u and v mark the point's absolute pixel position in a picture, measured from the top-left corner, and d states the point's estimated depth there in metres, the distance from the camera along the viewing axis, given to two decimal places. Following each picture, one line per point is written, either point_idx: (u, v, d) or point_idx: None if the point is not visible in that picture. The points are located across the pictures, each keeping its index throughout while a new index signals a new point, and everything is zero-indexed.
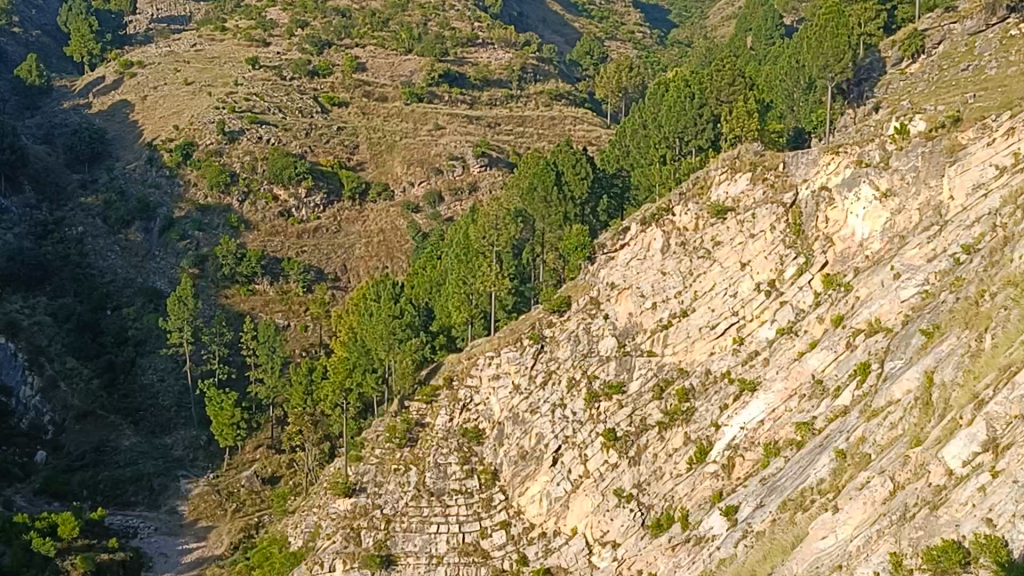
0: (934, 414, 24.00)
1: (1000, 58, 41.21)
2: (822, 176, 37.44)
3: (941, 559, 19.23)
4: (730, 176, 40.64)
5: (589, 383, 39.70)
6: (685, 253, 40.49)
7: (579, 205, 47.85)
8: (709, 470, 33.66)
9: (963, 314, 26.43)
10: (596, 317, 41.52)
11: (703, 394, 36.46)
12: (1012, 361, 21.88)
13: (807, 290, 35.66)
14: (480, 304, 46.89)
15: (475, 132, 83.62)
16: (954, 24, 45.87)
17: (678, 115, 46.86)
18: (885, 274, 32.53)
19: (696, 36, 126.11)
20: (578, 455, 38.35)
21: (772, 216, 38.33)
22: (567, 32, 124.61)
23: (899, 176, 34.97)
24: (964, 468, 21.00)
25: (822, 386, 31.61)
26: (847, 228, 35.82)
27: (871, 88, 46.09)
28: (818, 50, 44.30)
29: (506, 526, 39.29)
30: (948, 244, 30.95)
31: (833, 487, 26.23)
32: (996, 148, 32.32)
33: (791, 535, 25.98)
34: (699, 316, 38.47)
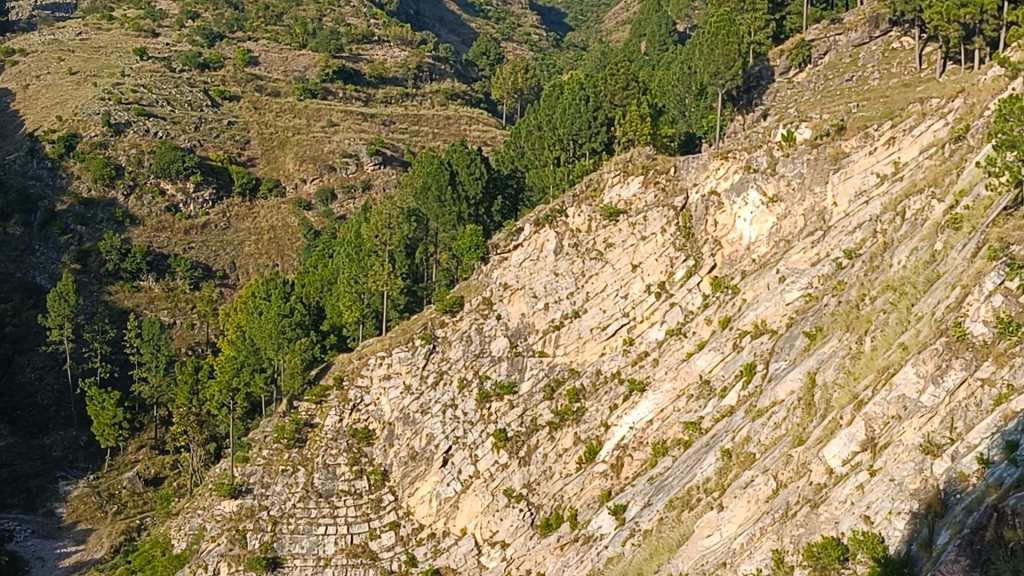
0: (816, 414, 24.62)
1: (882, 70, 42.91)
2: (712, 180, 38.05)
3: (820, 556, 19.71)
4: (622, 178, 41.12)
5: (480, 383, 39.64)
6: (577, 255, 40.77)
7: (473, 206, 47.85)
8: (598, 470, 33.89)
9: (845, 318, 27.23)
10: (488, 317, 41.43)
11: (593, 394, 36.80)
12: (890, 363, 22.84)
13: (696, 293, 36.25)
14: (371, 304, 46.23)
15: (369, 130, 82.92)
16: (839, 34, 47.15)
17: (572, 118, 46.96)
18: (770, 278, 33.27)
19: (591, 40, 127.22)
20: (468, 455, 38.30)
21: (662, 219, 38.88)
22: (464, 32, 124.40)
23: (785, 182, 35.78)
24: (843, 467, 21.71)
25: (709, 386, 32.10)
26: (735, 233, 36.61)
27: (759, 96, 46.78)
28: (709, 57, 44.85)
29: (396, 526, 38.93)
30: (831, 248, 31.86)
31: (719, 486, 26.54)
32: (878, 156, 33.44)
33: (677, 533, 26.34)
34: (589, 317, 38.81)
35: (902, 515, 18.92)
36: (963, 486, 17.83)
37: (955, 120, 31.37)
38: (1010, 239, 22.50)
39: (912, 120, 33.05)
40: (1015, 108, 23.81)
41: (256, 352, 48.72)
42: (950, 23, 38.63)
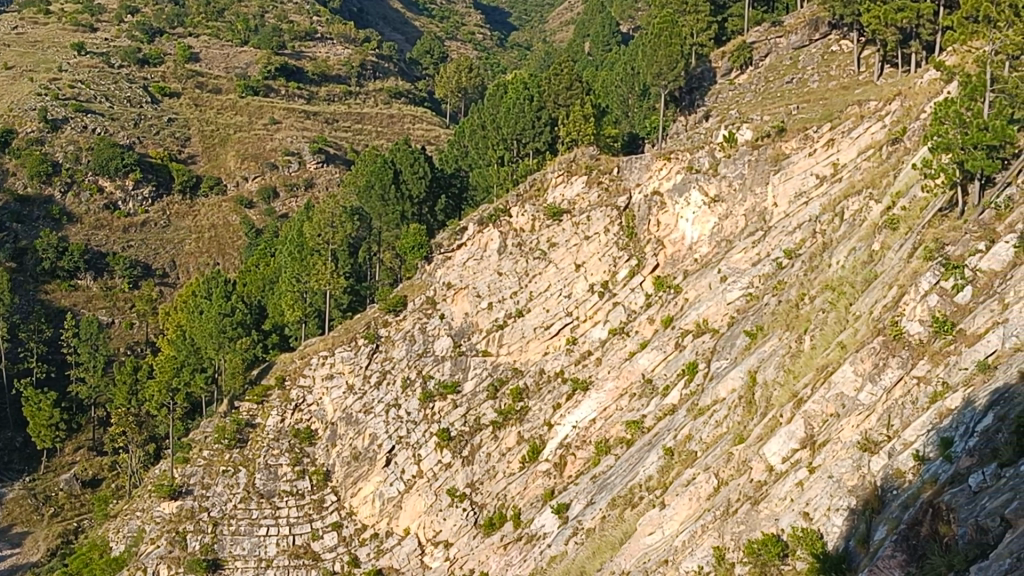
0: (756, 412, 24.91)
1: (822, 73, 43.53)
2: (655, 180, 38.31)
3: (761, 553, 19.91)
4: (566, 178, 41.25)
5: (424, 383, 39.49)
6: (521, 254, 40.81)
7: (416, 205, 47.65)
8: (541, 469, 33.93)
9: (785, 317, 27.58)
10: (431, 317, 41.32)
11: (536, 393, 36.87)
12: (828, 362, 23.18)
13: (639, 292, 36.49)
14: (314, 303, 46.26)
15: (312, 128, 82.31)
16: (779, 37, 47.70)
17: (516, 118, 46.85)
18: (712, 277, 33.56)
19: (535, 40, 127.47)
20: (412, 455, 38.18)
21: (605, 219, 39.04)
22: (407, 30, 123.85)
23: (727, 183, 36.16)
24: (783, 464, 21.99)
25: (651, 385, 32.33)
26: (677, 232, 36.91)
27: (701, 96, 47.04)
28: (652, 57, 45.10)
29: (338, 527, 38.69)
30: (771, 248, 32.24)
31: (661, 484, 26.69)
32: (817, 158, 33.93)
33: (620, 531, 26.48)
34: (533, 316, 38.86)
35: (840, 511, 19.20)
36: (900, 483, 18.11)
37: (892, 123, 31.97)
38: (944, 240, 23.03)
39: (850, 123, 33.67)
40: (950, 111, 24.47)
41: (196, 352, 47.97)
42: (888, 27, 39.27)
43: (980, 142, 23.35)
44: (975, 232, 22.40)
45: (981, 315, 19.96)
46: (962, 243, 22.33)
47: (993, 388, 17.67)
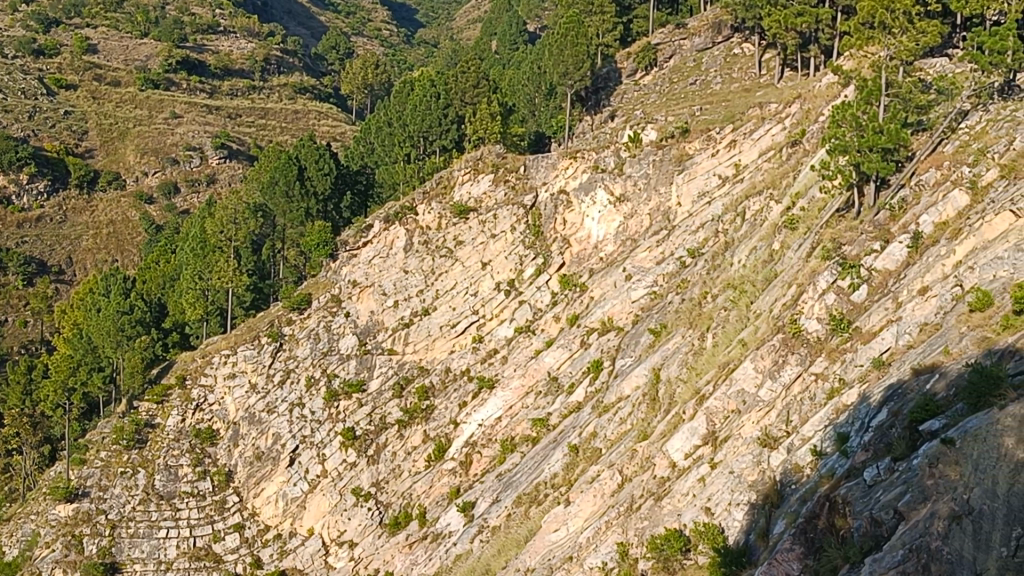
0: (660, 409, 25.24)
1: (725, 75, 44.30)
2: (561, 179, 38.51)
3: (663, 548, 20.05)
4: (472, 176, 41.17)
5: (328, 381, 39.09)
6: (427, 252, 40.61)
7: (321, 201, 47.22)
8: (447, 467, 33.81)
9: (688, 315, 28.01)
10: (336, 315, 40.95)
11: (442, 392, 36.74)
12: (730, 360, 23.62)
13: (545, 291, 36.72)
14: (216, 301, 45.68)
15: (215, 122, 80.90)
16: (683, 39, 48.40)
17: (423, 115, 46.71)
18: (617, 275, 33.87)
19: (442, 37, 127.25)
20: (315, 455, 37.76)
21: (512, 217, 39.15)
22: (313, 24, 122.35)
23: (632, 182, 36.47)
24: (685, 460, 22.29)
25: (557, 383, 32.48)
26: (583, 231, 37.16)
27: (607, 97, 47.33)
28: (559, 57, 45.34)
29: (240, 528, 37.96)
30: (675, 247, 32.69)
31: (566, 481, 26.83)
32: (719, 158, 34.51)
33: (525, 528, 26.52)
34: (439, 315, 38.74)
35: (741, 506, 19.53)
36: (798, 477, 18.50)
37: (792, 125, 32.80)
38: (841, 239, 23.60)
39: (751, 124, 34.36)
40: (847, 114, 25.02)
41: (93, 351, 46.96)
42: (788, 31, 40.04)
43: (876, 145, 24.02)
44: (871, 233, 23.07)
45: (876, 313, 20.66)
46: (859, 243, 22.95)
47: (888, 385, 18.21)
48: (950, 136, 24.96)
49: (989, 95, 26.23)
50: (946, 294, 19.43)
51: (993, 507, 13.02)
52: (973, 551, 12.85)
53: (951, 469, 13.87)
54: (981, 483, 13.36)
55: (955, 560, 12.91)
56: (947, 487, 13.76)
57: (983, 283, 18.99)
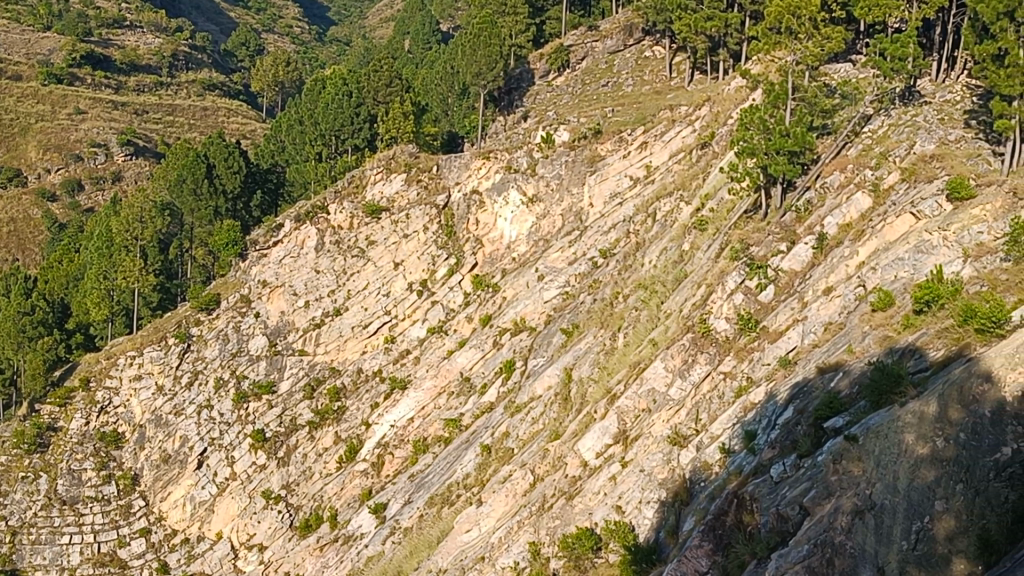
0: (572, 409, 25.40)
1: (636, 77, 44.73)
2: (474, 180, 38.49)
3: (575, 547, 20.10)
4: (385, 176, 40.90)
5: (237, 383, 38.55)
6: (339, 252, 40.24)
7: (230, 200, 46.50)
8: (358, 469, 33.37)
9: (600, 315, 28.25)
10: (246, 315, 40.41)
11: (354, 393, 36.44)
12: (641, 359, 23.93)
13: (457, 291, 36.67)
14: (121, 300, 44.69)
15: (120, 119, 79.18)
16: (595, 41, 48.76)
17: (334, 113, 46.24)
18: (530, 276, 33.97)
19: (354, 35, 126.49)
20: (224, 457, 37.09)
21: (424, 217, 38.99)
22: (222, 20, 120.25)
23: (545, 183, 36.66)
24: (597, 459, 22.45)
25: (469, 383, 32.45)
26: (495, 231, 37.26)
27: (520, 97, 47.40)
28: (472, 57, 45.23)
29: (146, 533, 37.04)
30: (587, 248, 32.93)
31: (478, 482, 26.73)
32: (631, 160, 34.91)
33: (437, 529, 26.38)
34: (351, 315, 38.42)
35: (651, 504, 19.70)
36: (707, 475, 18.75)
37: (701, 128, 33.45)
38: (749, 240, 23.99)
39: (662, 127, 34.84)
40: (755, 117, 25.35)
41: None
42: (697, 35, 40.49)
43: (782, 148, 24.37)
44: (778, 233, 23.44)
45: (783, 313, 21.03)
46: (766, 244, 23.31)
47: (794, 383, 18.55)
48: (853, 139, 25.65)
49: (891, 100, 27.09)
50: (849, 293, 19.90)
51: (894, 502, 13.34)
52: (875, 545, 13.16)
53: (855, 466, 14.19)
54: (883, 478, 13.69)
55: (858, 554, 13.21)
56: (851, 482, 14.08)
57: (885, 283, 19.55)
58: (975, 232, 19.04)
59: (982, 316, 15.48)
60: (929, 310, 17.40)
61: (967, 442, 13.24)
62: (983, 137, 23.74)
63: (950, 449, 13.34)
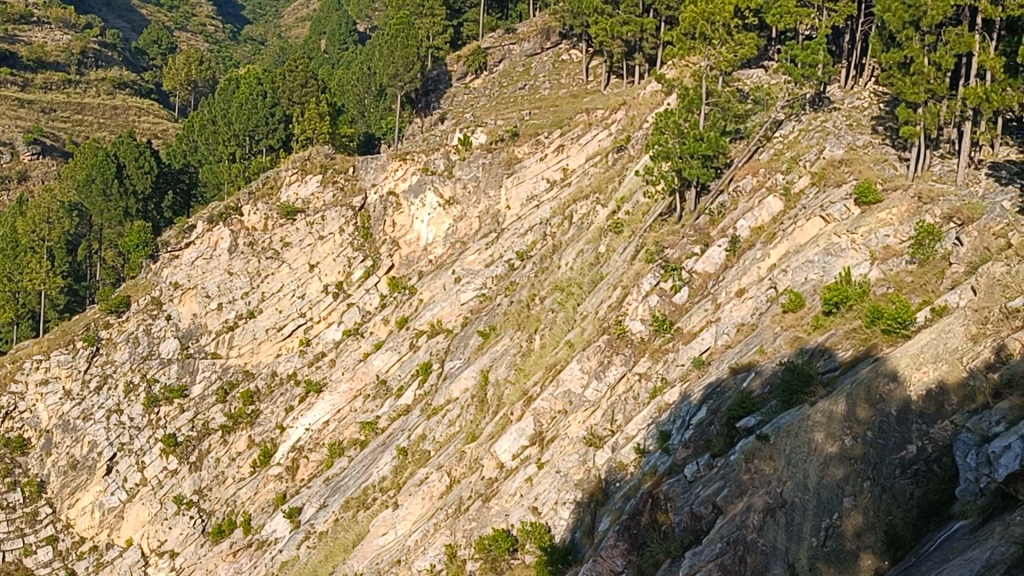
0: (488, 411, 25.41)
1: (553, 80, 44.95)
2: (390, 181, 38.25)
3: (491, 548, 20.11)
4: (300, 177, 40.47)
5: (148, 387, 37.86)
6: (253, 254, 39.72)
7: (141, 200, 45.68)
8: (272, 473, 32.84)
9: (516, 317, 28.32)
10: (157, 318, 39.66)
11: (268, 396, 36.01)
12: (556, 361, 24.10)
13: (374, 293, 36.50)
14: (27, 303, 43.55)
15: (27, 117, 77.08)
16: (512, 44, 49.16)
17: (248, 113, 45.56)
18: (446, 278, 33.93)
19: (269, 35, 125.13)
20: (135, 463, 36.32)
21: (340, 219, 38.63)
22: (133, 16, 117.58)
23: (461, 185, 36.62)
24: (513, 461, 22.49)
25: (385, 386, 32.25)
26: (412, 233, 37.06)
27: (437, 99, 47.13)
28: (388, 58, 44.82)
29: (53, 541, 35.86)
30: (504, 250, 33.07)
31: (394, 484, 26.44)
32: (548, 162, 35.13)
33: (353, 533, 26.03)
34: (265, 317, 37.97)
35: (567, 505, 19.78)
36: (623, 475, 18.87)
37: (617, 131, 33.84)
38: (664, 242, 24.19)
39: (579, 130, 35.24)
40: (670, 122, 25.56)
41: None
42: (614, 39, 40.86)
43: (696, 151, 24.70)
44: (692, 237, 23.69)
45: (696, 314, 21.30)
46: (681, 247, 23.56)
47: (707, 384, 18.78)
48: (766, 144, 26.11)
49: (801, 106, 27.83)
50: (761, 295, 20.23)
51: (805, 500, 13.57)
52: (786, 542, 13.32)
53: (766, 464, 14.42)
54: (794, 476, 13.92)
55: (770, 551, 13.37)
56: (762, 481, 14.29)
57: (795, 285, 19.86)
58: (882, 235, 19.58)
59: (888, 317, 15.87)
60: (838, 312, 17.80)
61: (874, 440, 13.59)
62: (888, 143, 24.56)
63: (858, 447, 13.65)
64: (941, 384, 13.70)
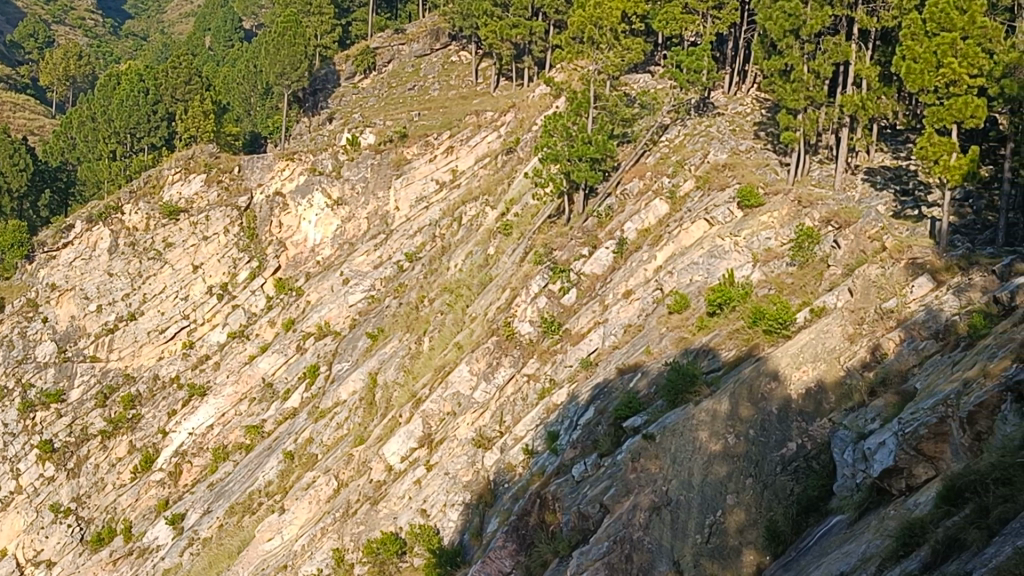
0: (376, 413, 25.22)
1: (442, 82, 44.87)
2: (277, 181, 37.72)
3: (379, 552, 19.89)
4: (183, 176, 39.54)
5: (24, 392, 36.55)
6: (134, 254, 38.58)
7: (15, 199, 44.25)
8: (155, 478, 31.91)
9: (405, 319, 28.19)
10: (32, 321, 38.39)
11: (150, 401, 35.11)
12: (445, 362, 24.04)
13: (260, 294, 36.03)
14: None
15: None
16: (402, 45, 49.19)
17: (129, 110, 44.63)
18: (334, 280, 33.61)
19: (152, 30, 122.28)
20: (9, 470, 35.00)
21: (224, 219, 37.89)
22: (7, 7, 113.41)
23: (349, 186, 36.26)
24: (402, 463, 22.36)
25: (272, 389, 31.73)
26: (300, 233, 36.82)
27: (325, 99, 46.71)
28: (274, 56, 44.18)
29: None
30: (393, 252, 32.98)
31: (280, 489, 25.97)
32: (437, 164, 35.21)
33: (238, 539, 25.40)
34: (146, 320, 37.03)
35: (456, 506, 19.73)
36: (511, 476, 18.93)
37: (506, 134, 34.23)
38: (552, 245, 24.37)
39: (468, 132, 35.35)
40: (559, 124, 25.50)
41: None
42: (503, 41, 40.98)
43: (584, 155, 24.81)
44: (580, 238, 23.93)
45: (584, 315, 21.48)
46: (569, 249, 23.78)
47: (594, 384, 18.94)
48: (652, 147, 26.54)
49: (687, 111, 28.32)
50: (648, 296, 20.52)
51: (689, 498, 13.79)
52: (670, 540, 13.51)
53: (652, 462, 14.59)
54: (679, 475, 14.14)
55: (655, 549, 13.53)
56: (648, 480, 14.47)
57: (681, 286, 20.16)
58: (764, 237, 20.07)
59: (770, 317, 16.24)
60: (721, 312, 18.15)
61: (756, 438, 13.89)
62: (770, 148, 25.23)
63: (740, 445, 13.93)
64: (820, 383, 14.11)
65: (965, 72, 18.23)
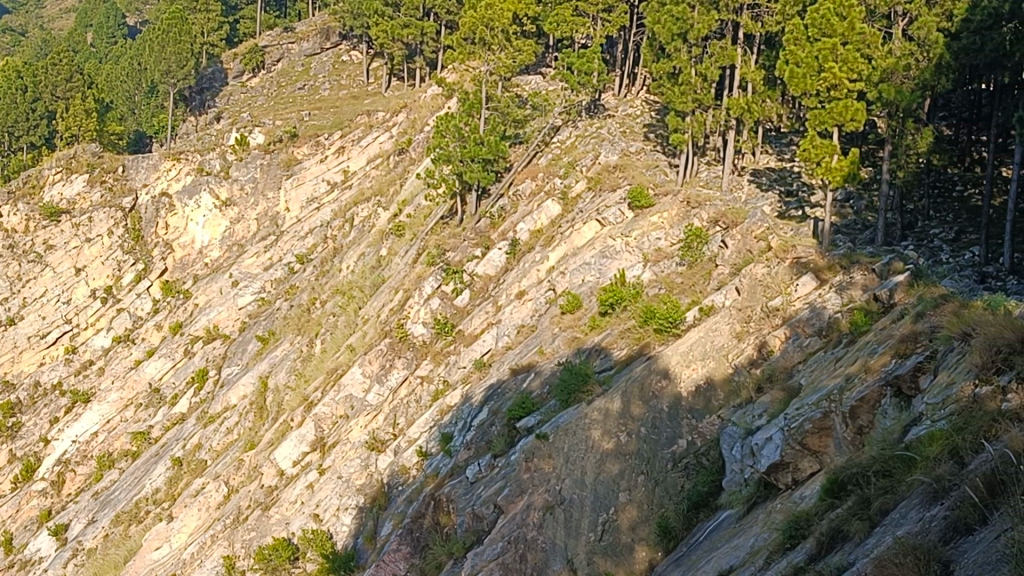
0: (268, 417, 24.90)
1: (333, 81, 44.48)
2: (163, 181, 36.96)
3: (271, 558, 19.34)
4: (65, 176, 38.58)
5: None
6: (12, 256, 37.41)
7: None
8: (36, 488, 30.73)
9: (296, 321, 27.92)
10: None
11: (31, 408, 33.97)
12: (337, 365, 23.83)
13: (146, 298, 35.25)
14: None
15: None
16: (291, 44, 48.80)
17: (7, 109, 43.36)
18: (223, 282, 33.02)
19: (29, 25, 118.48)
20: None
21: (108, 220, 36.85)
22: None
23: (238, 186, 35.61)
24: (294, 468, 22.04)
25: (159, 394, 30.93)
26: (187, 235, 35.97)
27: (213, 97, 45.69)
28: (158, 54, 43.28)
29: None
30: (284, 253, 32.61)
31: (169, 496, 25.32)
32: (328, 164, 34.79)
33: (124, 548, 24.61)
34: (26, 324, 35.83)
35: (349, 510, 19.47)
36: (405, 478, 18.79)
37: (398, 133, 34.10)
38: (445, 246, 24.30)
39: (360, 132, 35.07)
40: (451, 125, 25.35)
41: None
42: (394, 42, 40.66)
43: (477, 156, 24.76)
44: (472, 240, 23.95)
45: (477, 317, 21.53)
46: (461, 250, 23.79)
47: (488, 385, 18.96)
48: (544, 149, 26.79)
49: (578, 112, 28.72)
50: (541, 297, 20.63)
51: (582, 496, 13.90)
52: (564, 538, 13.57)
53: (545, 462, 14.68)
54: (572, 474, 14.27)
55: (549, 548, 13.57)
56: (542, 479, 14.55)
57: (573, 286, 20.28)
58: (654, 237, 20.35)
59: (660, 316, 16.47)
60: (613, 312, 18.45)
61: (647, 436, 14.08)
62: (659, 149, 25.70)
63: (632, 443, 14.10)
64: (709, 381, 14.44)
65: (845, 77, 18.68)
